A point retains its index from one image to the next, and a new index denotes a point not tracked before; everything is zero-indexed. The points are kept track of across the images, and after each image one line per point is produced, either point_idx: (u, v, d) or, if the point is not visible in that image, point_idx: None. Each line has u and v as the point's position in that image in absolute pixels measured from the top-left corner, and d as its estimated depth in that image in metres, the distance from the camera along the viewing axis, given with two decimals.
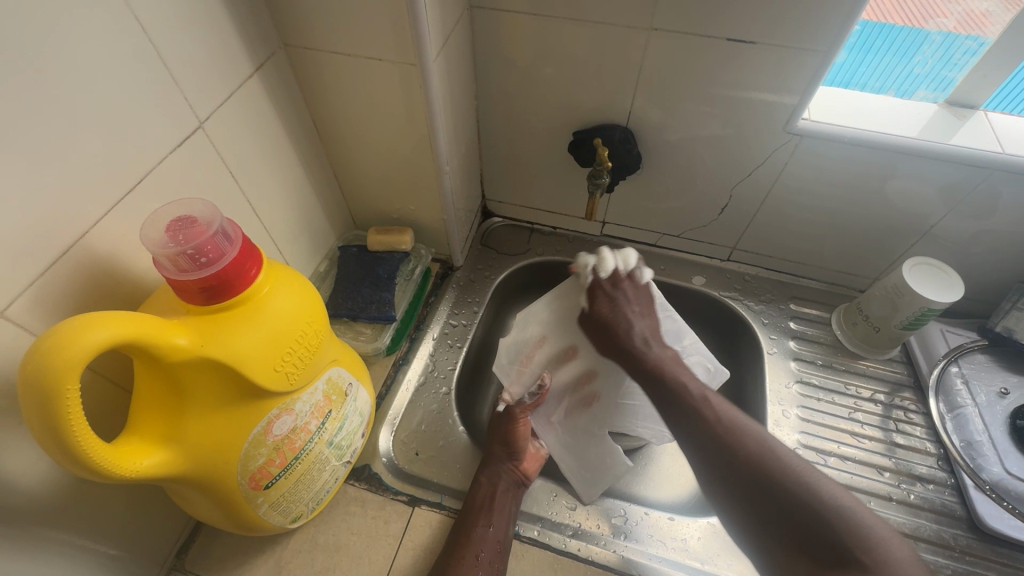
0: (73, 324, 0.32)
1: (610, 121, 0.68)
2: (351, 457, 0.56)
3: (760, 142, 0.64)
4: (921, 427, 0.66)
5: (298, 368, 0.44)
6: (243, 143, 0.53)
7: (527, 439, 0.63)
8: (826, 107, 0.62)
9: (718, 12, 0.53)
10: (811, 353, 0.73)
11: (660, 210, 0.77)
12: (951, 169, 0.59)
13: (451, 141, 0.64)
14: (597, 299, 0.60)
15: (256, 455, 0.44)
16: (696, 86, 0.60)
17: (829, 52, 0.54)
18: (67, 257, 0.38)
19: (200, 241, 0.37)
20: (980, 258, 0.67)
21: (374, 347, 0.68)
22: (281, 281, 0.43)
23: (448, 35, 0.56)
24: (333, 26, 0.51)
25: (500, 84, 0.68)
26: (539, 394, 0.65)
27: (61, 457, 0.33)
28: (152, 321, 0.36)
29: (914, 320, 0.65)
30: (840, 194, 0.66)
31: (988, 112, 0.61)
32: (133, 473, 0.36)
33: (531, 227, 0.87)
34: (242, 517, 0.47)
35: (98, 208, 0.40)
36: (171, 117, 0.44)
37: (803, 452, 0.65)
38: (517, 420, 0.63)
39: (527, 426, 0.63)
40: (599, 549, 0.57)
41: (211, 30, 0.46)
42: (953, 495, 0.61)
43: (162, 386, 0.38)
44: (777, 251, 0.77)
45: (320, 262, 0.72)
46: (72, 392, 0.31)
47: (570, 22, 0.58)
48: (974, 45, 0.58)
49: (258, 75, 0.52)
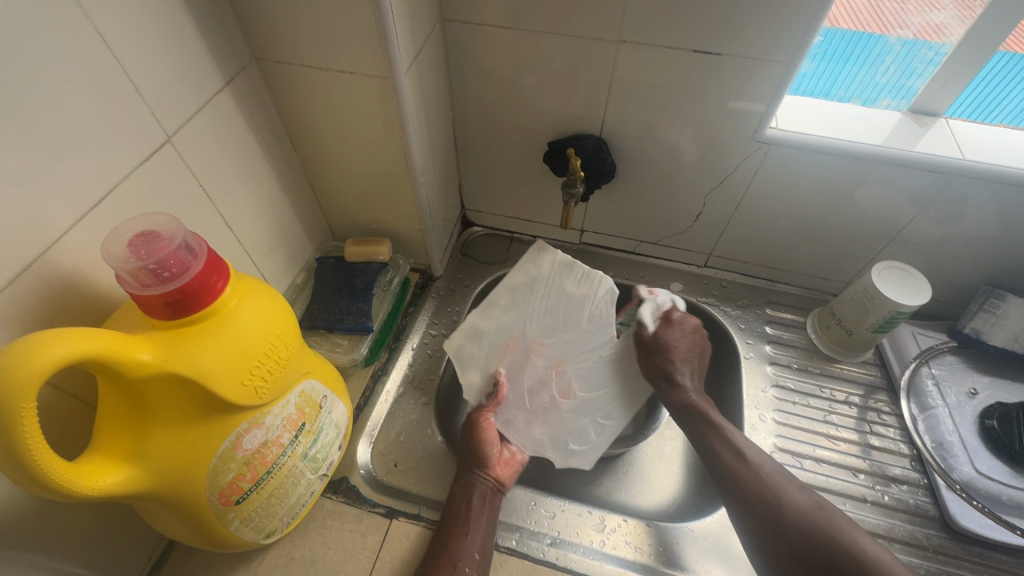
0: (31, 340, 0.31)
1: (584, 131, 0.69)
2: (327, 470, 0.56)
3: (731, 150, 0.65)
4: (895, 429, 0.67)
5: (267, 382, 0.44)
6: (214, 157, 0.53)
7: (494, 444, 0.62)
8: (793, 116, 0.63)
9: (682, 25, 0.55)
10: (787, 357, 0.74)
11: (638, 218, 0.78)
12: (915, 175, 0.60)
13: (426, 152, 0.64)
14: (670, 326, 0.68)
15: (226, 470, 0.43)
16: (666, 97, 0.62)
17: (792, 63, 0.55)
18: (29, 273, 0.38)
19: (162, 256, 0.38)
20: (948, 261, 0.69)
21: (352, 358, 0.68)
22: (249, 293, 0.43)
23: (420, 48, 0.57)
24: (305, 41, 0.52)
25: (475, 95, 0.68)
26: (495, 394, 0.65)
27: (17, 476, 0.32)
28: (114, 337, 0.35)
29: (884, 324, 0.66)
30: (811, 200, 0.67)
31: (950, 119, 0.63)
32: (96, 491, 0.36)
33: (511, 235, 0.87)
34: (212, 533, 0.46)
35: (61, 225, 0.40)
36: (137, 130, 0.44)
37: (780, 455, 0.66)
38: (480, 424, 0.63)
39: (494, 430, 0.63)
40: (578, 557, 0.57)
41: (180, 46, 0.46)
42: (926, 495, 0.62)
43: (127, 401, 0.38)
44: (752, 257, 0.78)
45: (297, 274, 0.72)
46: (27, 410, 0.31)
47: (541, 35, 0.59)
48: (933, 56, 0.59)
49: (228, 88, 0.52)
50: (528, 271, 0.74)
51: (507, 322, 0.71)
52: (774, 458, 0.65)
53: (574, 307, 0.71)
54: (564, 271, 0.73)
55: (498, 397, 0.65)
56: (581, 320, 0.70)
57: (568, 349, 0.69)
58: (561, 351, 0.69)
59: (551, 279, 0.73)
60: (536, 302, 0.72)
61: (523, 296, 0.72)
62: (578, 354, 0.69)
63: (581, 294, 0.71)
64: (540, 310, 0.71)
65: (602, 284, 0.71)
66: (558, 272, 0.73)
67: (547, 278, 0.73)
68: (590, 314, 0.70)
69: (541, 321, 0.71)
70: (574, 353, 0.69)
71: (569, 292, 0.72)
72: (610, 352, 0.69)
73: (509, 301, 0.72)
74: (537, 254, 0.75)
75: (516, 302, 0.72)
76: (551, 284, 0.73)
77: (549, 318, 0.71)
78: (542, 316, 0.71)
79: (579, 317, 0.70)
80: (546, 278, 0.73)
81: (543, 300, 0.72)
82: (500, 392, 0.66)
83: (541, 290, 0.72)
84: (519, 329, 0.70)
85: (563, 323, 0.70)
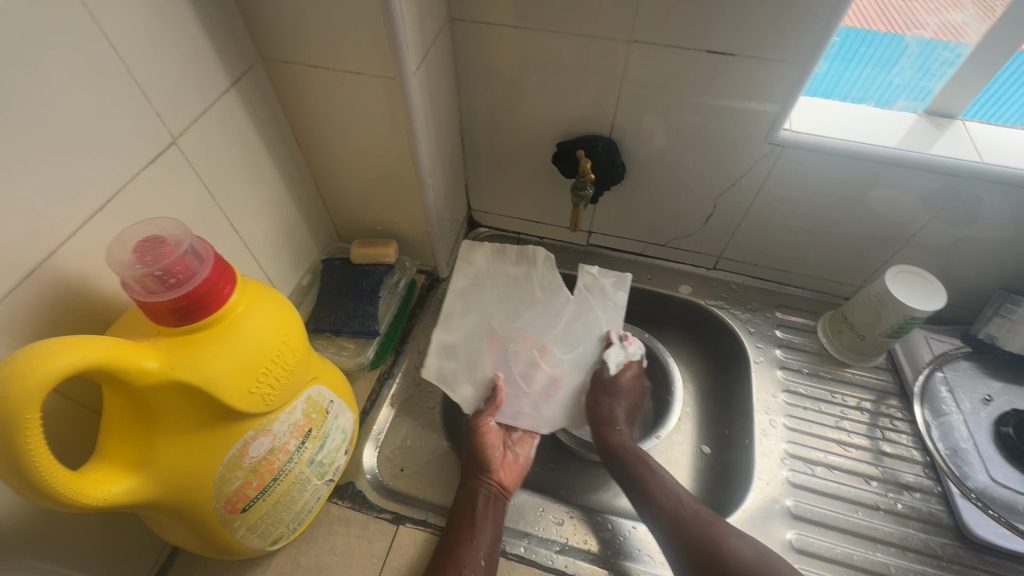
0: (36, 349, 0.31)
1: (593, 132, 0.68)
2: (334, 475, 0.55)
3: (743, 151, 0.64)
4: (908, 435, 0.66)
5: (274, 389, 0.43)
6: (219, 159, 0.52)
7: (495, 447, 0.62)
8: (808, 117, 0.62)
9: (695, 25, 0.54)
10: (798, 361, 0.73)
11: (646, 220, 0.77)
12: (931, 178, 0.59)
13: (433, 152, 0.64)
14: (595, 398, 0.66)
15: (232, 478, 0.43)
16: (677, 99, 0.61)
17: (807, 64, 0.54)
18: (34, 278, 0.38)
19: (169, 262, 0.37)
20: (962, 265, 0.67)
21: (358, 361, 0.67)
22: (256, 299, 0.42)
23: (428, 48, 0.56)
24: (312, 41, 0.51)
25: (483, 95, 0.68)
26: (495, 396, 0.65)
27: (21, 488, 0.32)
28: (119, 345, 0.35)
29: (898, 329, 0.65)
30: (823, 202, 0.66)
31: (966, 120, 0.62)
32: (101, 502, 0.35)
33: (518, 236, 0.86)
34: (218, 540, 0.46)
35: (65, 229, 0.39)
36: (142, 132, 0.43)
37: (791, 462, 0.65)
38: (481, 429, 0.63)
39: (496, 433, 0.63)
40: (587, 565, 0.56)
41: (186, 46, 0.45)
42: (939, 503, 0.61)
43: (133, 409, 0.37)
44: (762, 259, 0.77)
45: (303, 276, 0.71)
46: (32, 421, 0.30)
47: (551, 35, 0.58)
48: (951, 57, 0.58)
49: (234, 89, 0.52)
50: (467, 272, 0.75)
51: (472, 324, 0.72)
52: (785, 464, 0.65)
53: (527, 281, 0.75)
54: (500, 256, 0.77)
55: (498, 401, 0.65)
56: (536, 295, 0.74)
57: (533, 317, 0.73)
58: (525, 323, 0.72)
59: (492, 272, 0.75)
60: (490, 296, 0.74)
61: (476, 297, 0.74)
62: (543, 320, 0.72)
63: (524, 274, 0.75)
64: (494, 299, 0.74)
65: (545, 262, 0.75)
66: (493, 260, 0.76)
67: (490, 270, 0.75)
68: (542, 283, 0.74)
69: (499, 301, 0.74)
70: (542, 323, 0.72)
71: (516, 274, 0.76)
72: (574, 310, 0.73)
73: (463, 305, 0.73)
74: (470, 251, 0.76)
75: (473, 299, 0.74)
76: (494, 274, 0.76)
77: (505, 302, 0.74)
78: (500, 304, 0.73)
79: (535, 294, 0.74)
80: (486, 270, 0.76)
81: (496, 284, 0.75)
82: (498, 395, 0.65)
83: (489, 286, 0.74)
84: (486, 327, 0.72)
85: (524, 303, 0.74)
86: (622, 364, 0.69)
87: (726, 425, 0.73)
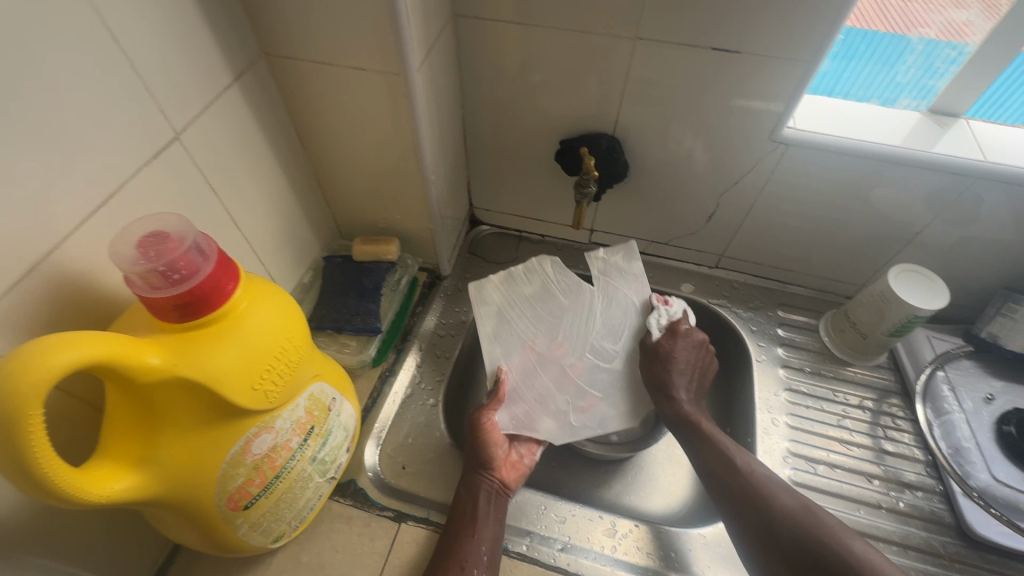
0: (39, 345, 0.30)
1: (596, 129, 0.67)
2: (336, 473, 0.55)
3: (747, 150, 0.64)
4: (909, 434, 0.66)
5: (277, 386, 0.43)
6: (221, 154, 0.51)
7: (498, 444, 0.61)
8: (811, 115, 0.62)
9: (701, 22, 0.54)
10: (799, 360, 0.73)
11: (649, 218, 0.77)
12: (935, 177, 0.59)
13: (436, 149, 0.63)
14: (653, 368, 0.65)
15: (235, 475, 0.43)
16: (682, 96, 0.60)
17: (812, 62, 0.54)
18: (35, 274, 0.37)
19: (172, 258, 0.37)
20: (965, 264, 0.68)
21: (360, 359, 0.67)
22: (259, 296, 0.42)
23: (432, 44, 0.55)
24: (315, 36, 0.51)
25: (486, 93, 0.67)
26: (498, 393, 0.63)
27: (23, 485, 0.31)
28: (122, 341, 0.34)
29: (900, 328, 0.65)
30: (826, 201, 0.66)
31: (970, 119, 0.62)
32: (104, 499, 0.35)
33: (519, 234, 0.86)
34: (220, 538, 0.45)
35: (66, 225, 0.39)
36: (145, 128, 0.43)
37: (793, 461, 0.65)
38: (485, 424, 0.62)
39: (498, 430, 0.62)
40: (589, 563, 0.56)
41: (189, 40, 0.45)
42: (941, 502, 0.61)
43: (135, 406, 0.37)
44: (764, 258, 0.77)
45: (304, 273, 0.71)
46: (36, 417, 0.30)
47: (555, 31, 0.58)
48: (955, 54, 0.58)
49: (237, 84, 0.51)
50: (489, 312, 0.70)
51: (513, 355, 0.67)
52: (787, 463, 0.64)
53: (552, 295, 0.71)
54: (511, 283, 0.72)
55: (499, 395, 0.64)
56: (559, 302, 0.71)
57: (563, 327, 0.69)
58: (557, 334, 0.69)
59: (510, 301, 0.71)
60: (522, 324, 0.69)
61: (509, 331, 0.69)
62: (574, 325, 0.69)
63: (542, 289, 0.72)
64: (529, 321, 0.69)
65: (552, 267, 0.73)
66: (505, 291, 0.71)
67: (509, 300, 0.71)
68: (564, 290, 0.71)
69: (526, 317, 0.70)
70: (577, 329, 0.69)
71: (535, 290, 0.72)
72: (604, 303, 0.70)
73: (500, 343, 0.68)
74: (481, 291, 0.71)
75: (503, 330, 0.69)
76: (513, 302, 0.71)
77: (532, 318, 0.70)
78: (534, 326, 0.69)
79: (560, 303, 0.71)
80: (506, 304, 0.70)
81: (519, 305, 0.70)
82: (501, 389, 0.64)
83: (515, 314, 0.70)
84: (531, 353, 0.67)
85: (553, 315, 0.70)
86: (666, 330, 0.67)
87: (727, 423, 0.73)
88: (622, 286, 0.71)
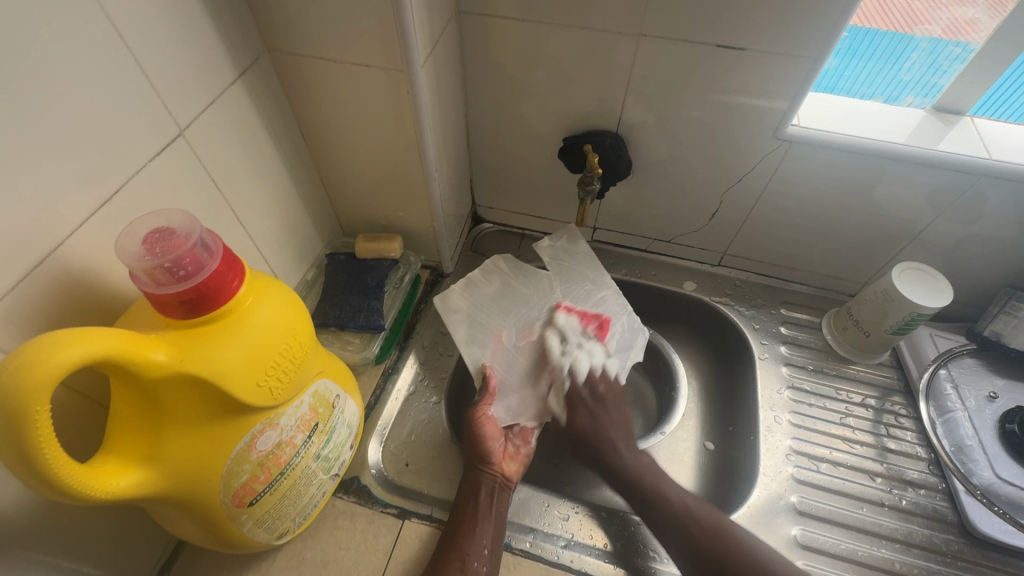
0: (46, 340, 0.30)
1: (600, 127, 0.67)
2: (339, 470, 0.55)
3: (751, 148, 0.64)
4: (912, 432, 0.66)
5: (282, 383, 0.43)
6: (225, 151, 0.51)
7: (495, 438, 0.61)
8: (816, 113, 0.62)
9: (707, 19, 0.53)
10: (802, 358, 0.73)
11: (651, 216, 0.77)
12: (940, 175, 0.59)
13: (440, 146, 0.63)
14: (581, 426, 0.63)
15: (239, 472, 0.43)
16: (686, 94, 0.60)
17: (818, 59, 0.54)
18: (41, 271, 0.37)
19: (178, 254, 0.36)
20: (969, 262, 0.67)
21: (363, 356, 0.67)
22: (264, 292, 0.42)
23: (436, 41, 0.55)
24: (319, 32, 0.51)
25: (490, 90, 0.67)
26: (488, 390, 0.63)
27: (31, 481, 0.31)
28: (128, 337, 0.34)
29: (903, 326, 0.65)
30: (831, 199, 0.66)
31: (975, 117, 0.62)
32: (110, 495, 0.35)
33: (522, 232, 0.86)
34: (225, 534, 0.46)
35: (72, 221, 0.39)
36: (149, 123, 0.43)
37: (796, 458, 0.65)
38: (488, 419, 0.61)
39: (494, 426, 0.62)
40: (592, 561, 0.56)
41: (193, 36, 0.45)
42: (944, 500, 0.61)
43: (141, 402, 0.37)
44: (767, 256, 0.77)
45: (307, 270, 0.71)
46: (43, 413, 0.30)
47: (559, 28, 0.58)
48: (962, 52, 0.58)
49: (241, 81, 0.51)
50: (460, 315, 0.70)
51: (491, 343, 0.68)
52: (789, 461, 0.65)
53: (515, 288, 0.73)
54: (474, 285, 0.73)
55: (491, 391, 0.64)
56: (522, 292, 0.73)
57: (532, 316, 0.71)
58: (527, 325, 0.70)
59: (477, 304, 0.71)
60: (493, 321, 0.70)
61: (482, 331, 0.69)
62: (541, 311, 0.71)
63: (504, 285, 0.73)
64: (500, 313, 0.71)
65: (509, 264, 0.75)
66: (469, 293, 0.72)
67: (475, 302, 0.71)
68: (525, 280, 0.74)
69: (495, 314, 0.71)
70: (545, 314, 0.71)
71: (496, 288, 0.73)
72: (564, 285, 0.73)
73: (471, 337, 0.68)
74: (446, 302, 0.70)
75: (477, 331, 0.69)
76: (481, 301, 0.72)
77: (501, 313, 0.71)
78: (504, 318, 0.70)
79: (524, 293, 0.73)
80: (474, 306, 0.71)
81: (487, 305, 0.71)
82: (492, 383, 0.64)
83: (485, 314, 0.70)
84: (507, 344, 0.68)
85: (521, 306, 0.71)
86: (565, 400, 0.65)
87: (730, 421, 0.73)
88: (576, 266, 0.75)
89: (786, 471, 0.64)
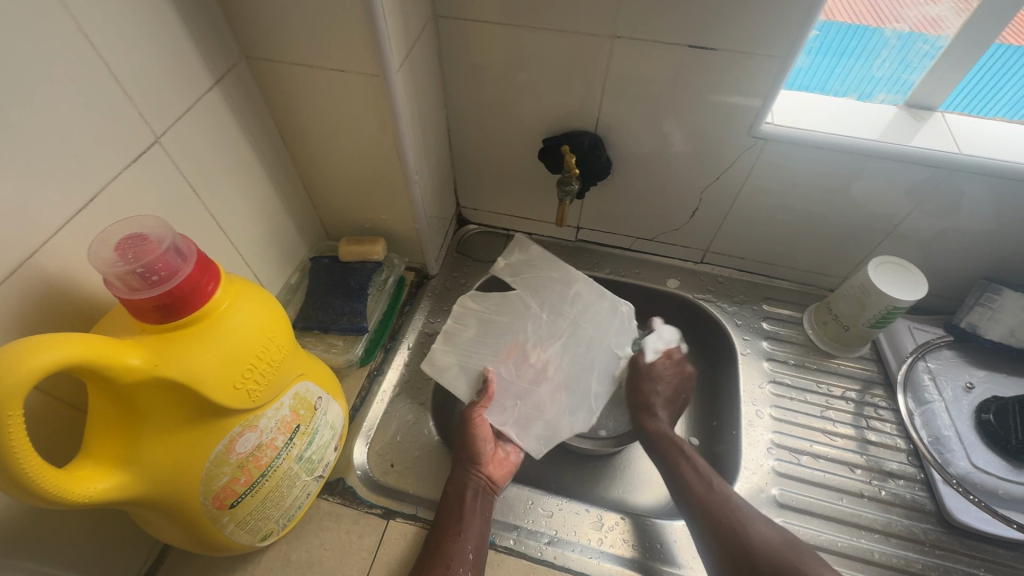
0: (19, 346, 0.31)
1: (579, 128, 0.68)
2: (324, 471, 0.55)
3: (727, 146, 0.64)
4: (892, 423, 0.67)
5: (260, 385, 0.43)
6: (204, 158, 0.52)
7: (487, 442, 0.61)
8: (790, 111, 0.63)
9: (678, 21, 0.54)
10: (784, 353, 0.74)
11: (633, 215, 0.78)
12: (911, 170, 0.60)
13: (420, 149, 0.64)
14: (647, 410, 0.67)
15: (219, 474, 0.43)
16: (661, 94, 0.61)
17: (788, 58, 0.55)
18: (15, 277, 0.38)
19: (151, 259, 0.37)
20: (944, 256, 0.69)
21: (348, 358, 0.68)
22: (241, 296, 0.42)
23: (412, 46, 0.56)
24: (295, 40, 0.51)
25: (469, 93, 0.68)
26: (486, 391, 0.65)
27: (6, 486, 0.32)
28: (102, 343, 0.35)
29: (880, 319, 0.66)
30: (807, 195, 0.67)
31: (945, 113, 0.63)
32: (86, 498, 0.35)
33: (507, 233, 0.87)
34: (207, 536, 0.46)
35: (46, 229, 0.39)
36: (125, 131, 0.43)
37: (777, 452, 0.65)
38: (475, 420, 0.62)
39: (487, 427, 0.63)
40: (575, 556, 0.56)
41: (167, 46, 0.45)
42: (922, 490, 0.62)
43: (117, 406, 0.37)
44: (748, 253, 0.78)
45: (292, 274, 0.72)
46: (14, 418, 0.30)
47: (534, 31, 0.59)
48: (930, 49, 0.59)
49: (217, 87, 0.52)
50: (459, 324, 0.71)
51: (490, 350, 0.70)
52: (771, 454, 0.65)
53: (492, 319, 0.73)
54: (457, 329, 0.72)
55: (489, 393, 0.65)
56: (499, 320, 0.73)
57: (518, 340, 0.71)
58: (516, 345, 0.71)
59: (462, 356, 0.70)
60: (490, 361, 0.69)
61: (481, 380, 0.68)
62: (525, 333, 0.72)
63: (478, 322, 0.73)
64: (489, 345, 0.71)
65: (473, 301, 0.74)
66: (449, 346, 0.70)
67: (459, 353, 0.70)
68: (496, 308, 0.74)
69: (483, 354, 0.70)
70: (530, 332, 0.72)
71: (473, 330, 0.72)
72: (538, 301, 0.75)
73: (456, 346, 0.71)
74: (432, 362, 0.69)
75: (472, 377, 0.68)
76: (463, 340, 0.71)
77: (489, 351, 0.70)
78: (494, 349, 0.70)
79: (502, 320, 0.73)
80: (462, 350, 0.70)
81: (472, 350, 0.70)
82: (491, 388, 0.65)
83: (474, 359, 0.69)
84: (511, 372, 0.68)
85: (506, 331, 0.72)
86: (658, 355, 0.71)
87: (714, 417, 0.74)
88: (540, 272, 0.78)
89: (767, 466, 0.64)
